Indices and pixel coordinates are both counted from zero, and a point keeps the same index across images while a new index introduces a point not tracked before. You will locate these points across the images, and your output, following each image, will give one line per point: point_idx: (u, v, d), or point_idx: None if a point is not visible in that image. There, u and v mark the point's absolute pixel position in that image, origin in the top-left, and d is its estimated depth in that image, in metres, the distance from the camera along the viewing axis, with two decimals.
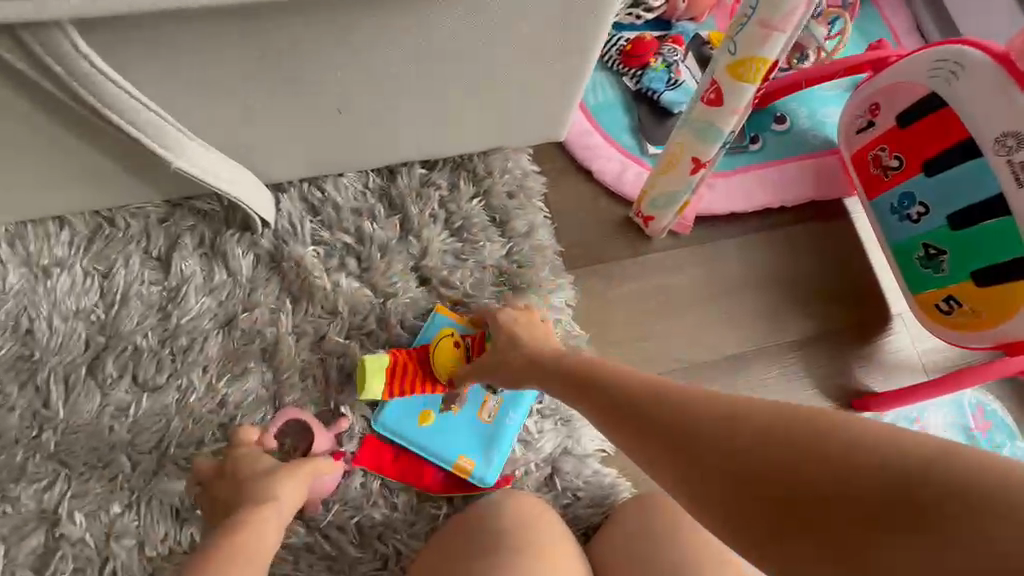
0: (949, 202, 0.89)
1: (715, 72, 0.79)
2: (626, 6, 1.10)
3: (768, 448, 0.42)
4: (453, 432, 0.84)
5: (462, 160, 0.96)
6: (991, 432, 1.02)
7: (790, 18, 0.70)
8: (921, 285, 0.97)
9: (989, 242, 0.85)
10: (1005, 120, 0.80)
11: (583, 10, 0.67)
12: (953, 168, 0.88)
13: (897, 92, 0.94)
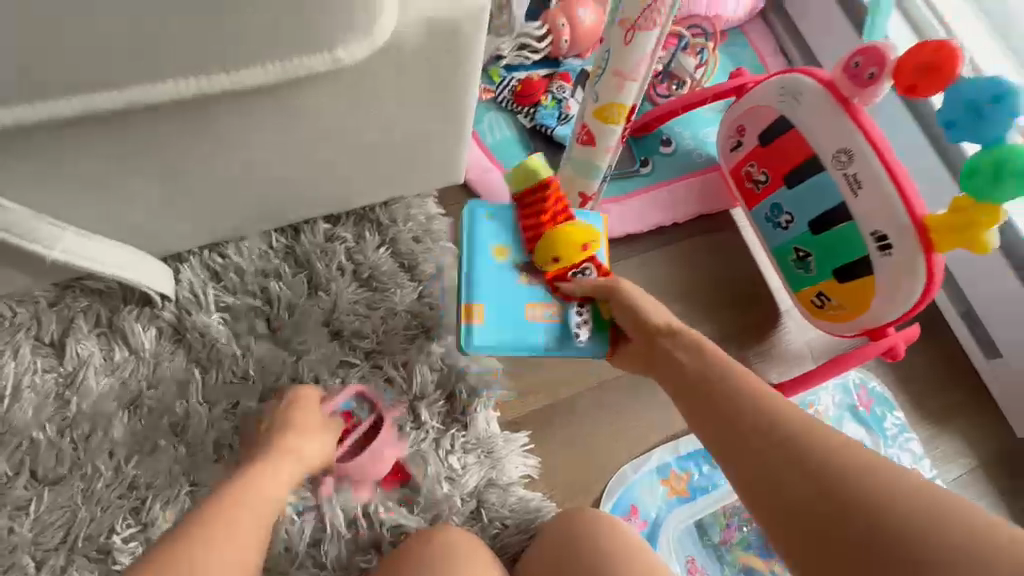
0: (807, 210, 0.99)
1: (584, 116, 0.86)
2: (519, 48, 1.17)
3: (852, 491, 0.55)
4: (507, 289, 0.87)
5: (367, 211, 0.98)
6: (873, 407, 1.14)
7: (638, 69, 0.78)
8: (797, 285, 1.06)
9: (842, 244, 0.95)
10: (836, 139, 0.92)
11: (446, 83, 0.69)
12: (806, 180, 0.98)
13: (756, 115, 1.05)
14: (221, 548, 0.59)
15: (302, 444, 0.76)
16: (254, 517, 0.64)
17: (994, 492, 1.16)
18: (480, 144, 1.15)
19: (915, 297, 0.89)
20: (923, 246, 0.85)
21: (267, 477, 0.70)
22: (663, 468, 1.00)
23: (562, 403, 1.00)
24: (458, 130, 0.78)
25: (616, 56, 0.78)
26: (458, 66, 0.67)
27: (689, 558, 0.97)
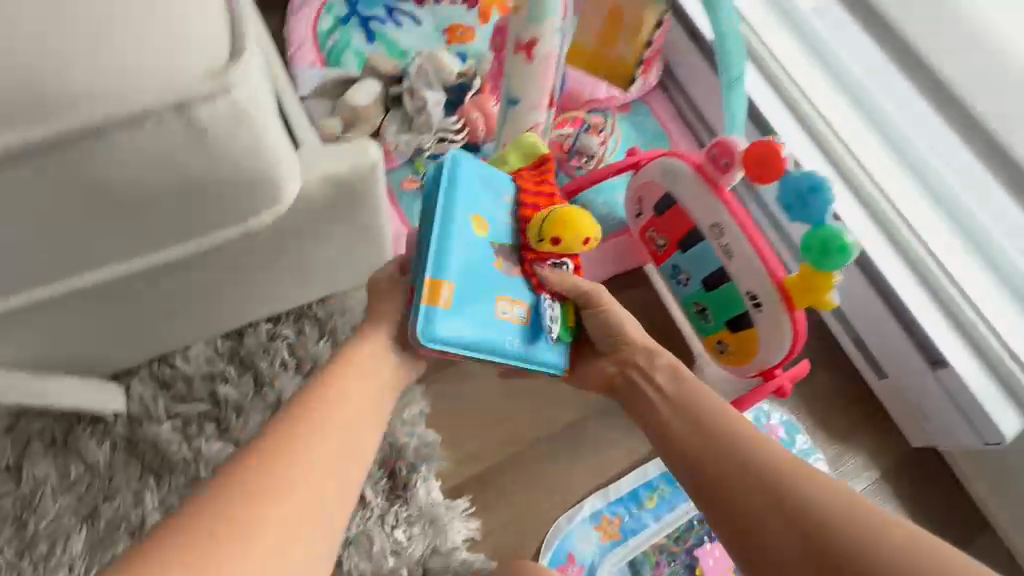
0: (699, 271, 1.13)
1: None
2: (441, 141, 1.30)
3: (813, 512, 0.63)
4: (480, 264, 0.79)
5: (305, 308, 1.08)
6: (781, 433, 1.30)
7: None
8: (701, 334, 1.19)
9: (730, 300, 1.09)
10: (710, 214, 1.07)
11: (353, 218, 0.80)
12: (694, 246, 1.12)
13: (648, 189, 1.19)
14: (304, 448, 0.69)
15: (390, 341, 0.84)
16: (342, 416, 0.74)
17: (897, 499, 1.29)
18: (409, 229, 1.27)
19: (787, 345, 1.03)
20: (785, 303, 1.00)
21: (353, 378, 0.79)
22: (595, 515, 1.11)
23: (496, 465, 1.11)
24: (379, 243, 0.89)
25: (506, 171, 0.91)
26: (364, 204, 0.78)
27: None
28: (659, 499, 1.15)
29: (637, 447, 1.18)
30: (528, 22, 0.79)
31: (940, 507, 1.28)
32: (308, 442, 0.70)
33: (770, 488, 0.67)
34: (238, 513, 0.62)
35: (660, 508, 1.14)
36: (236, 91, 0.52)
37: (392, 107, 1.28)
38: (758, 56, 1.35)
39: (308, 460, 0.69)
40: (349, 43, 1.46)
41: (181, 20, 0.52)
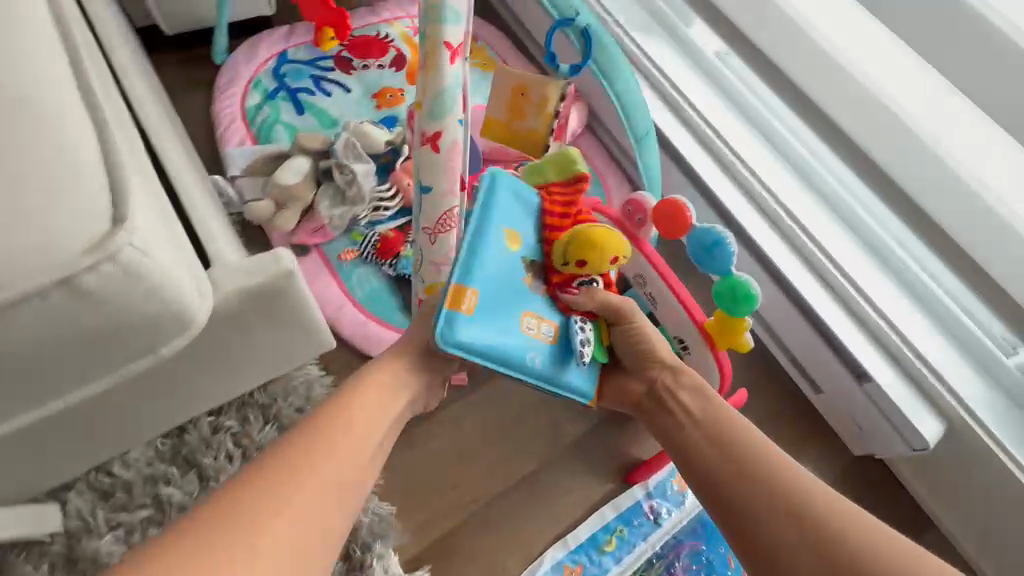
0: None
1: (418, 292, 1.01)
2: (376, 208, 1.33)
3: (819, 517, 0.68)
4: (508, 281, 0.85)
5: (248, 396, 1.08)
6: None
7: (447, 257, 0.94)
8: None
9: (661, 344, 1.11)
10: (632, 264, 1.11)
11: (278, 321, 0.81)
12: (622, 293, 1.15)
13: None
14: (321, 461, 0.72)
15: (431, 353, 0.91)
16: (360, 428, 0.78)
17: None
18: (351, 299, 1.28)
19: (719, 381, 1.06)
20: (709, 345, 1.04)
21: (372, 392, 0.83)
22: (557, 567, 1.13)
23: (454, 528, 1.12)
24: (317, 339, 0.90)
25: (427, 250, 0.94)
26: (290, 309, 0.80)
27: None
28: (618, 542, 1.17)
29: (592, 492, 1.21)
30: (431, 118, 0.84)
31: (886, 512, 1.34)
32: (333, 449, 0.74)
33: (778, 494, 0.71)
34: (245, 509, 0.64)
35: (620, 550, 1.17)
36: (136, 240, 0.55)
37: (323, 181, 1.31)
38: (678, 106, 1.46)
39: (323, 472, 0.71)
40: (278, 117, 1.48)
41: (60, 209, 0.56)
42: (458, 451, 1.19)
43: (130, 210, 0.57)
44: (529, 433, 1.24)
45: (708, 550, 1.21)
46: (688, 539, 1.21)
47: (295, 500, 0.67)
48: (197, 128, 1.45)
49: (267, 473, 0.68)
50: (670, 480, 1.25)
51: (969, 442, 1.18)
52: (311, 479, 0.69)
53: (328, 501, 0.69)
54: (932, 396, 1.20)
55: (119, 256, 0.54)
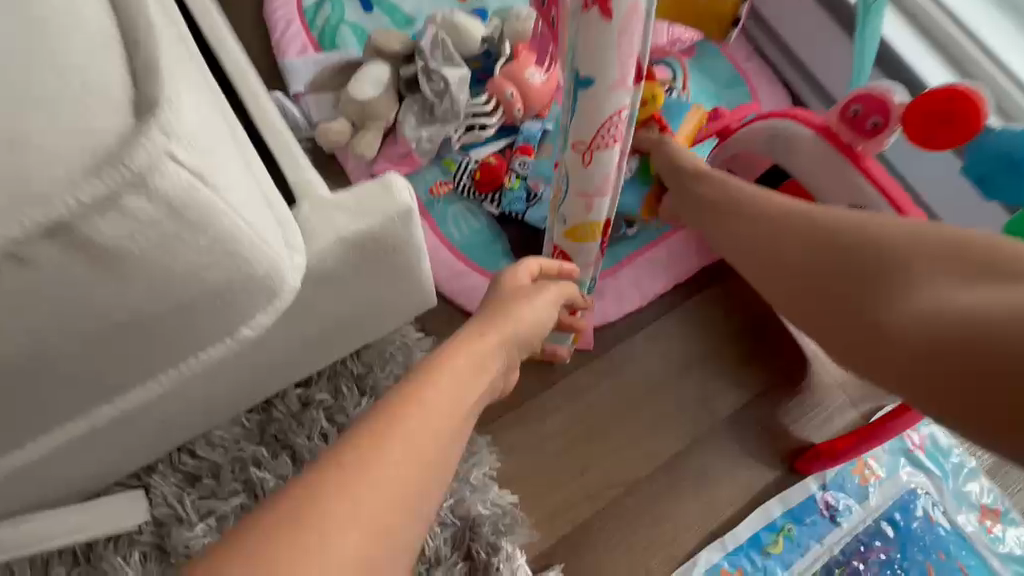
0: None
1: (556, 238, 0.77)
2: (471, 129, 1.05)
3: (875, 261, 0.58)
4: None
5: (340, 364, 0.89)
6: (929, 451, 1.03)
7: (604, 185, 0.67)
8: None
9: None
10: (844, 195, 0.80)
11: (382, 279, 0.59)
12: None
13: (744, 164, 0.93)
14: (404, 433, 0.47)
15: (525, 306, 0.68)
16: (450, 395, 0.53)
17: None
18: (448, 243, 1.04)
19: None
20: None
21: (468, 349, 0.59)
22: (713, 570, 0.92)
23: (589, 521, 0.92)
24: (423, 297, 0.70)
25: (576, 177, 0.67)
26: (401, 261, 0.57)
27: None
28: (787, 543, 0.95)
29: (752, 480, 0.98)
30: None
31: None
32: (423, 419, 0.49)
33: (826, 255, 0.63)
34: (326, 504, 0.40)
35: (789, 554, 0.94)
36: (179, 147, 0.37)
37: (405, 93, 1.04)
38: None
39: (410, 453, 0.46)
40: (343, 17, 1.19)
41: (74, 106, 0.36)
42: (586, 429, 0.98)
43: (164, 96, 0.38)
44: (670, 408, 1.00)
45: (902, 558, 0.96)
46: (875, 543, 0.96)
47: (383, 491, 0.43)
48: (248, 34, 1.19)
49: (342, 459, 0.44)
50: (849, 469, 1.00)
51: None
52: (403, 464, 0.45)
53: (414, 492, 0.45)
54: None
55: (155, 174, 0.36)
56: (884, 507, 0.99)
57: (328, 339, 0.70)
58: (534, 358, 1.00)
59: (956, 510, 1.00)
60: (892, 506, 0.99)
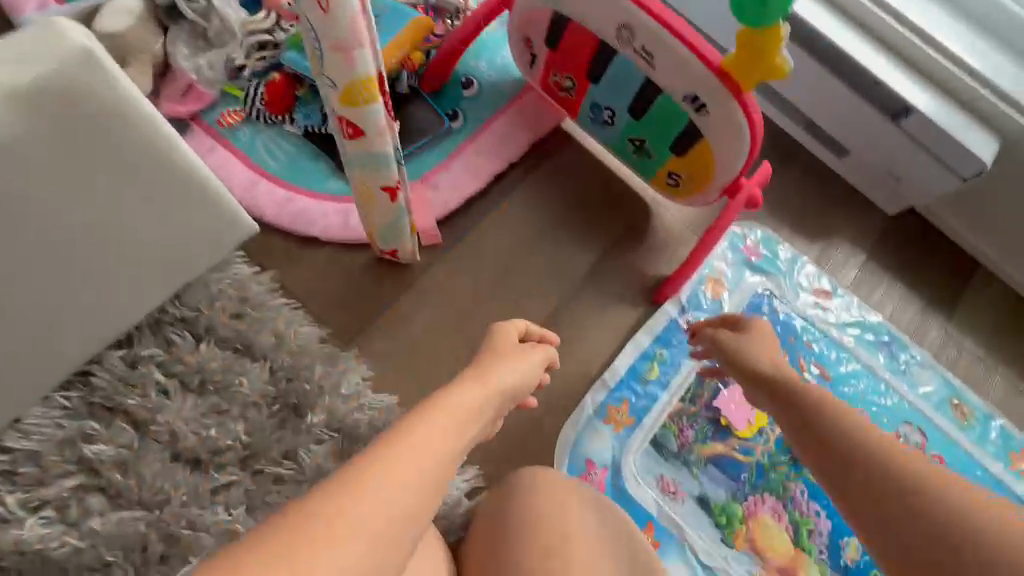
0: (622, 99, 0.92)
1: (334, 109, 0.72)
2: (256, 50, 0.99)
3: None
4: None
5: (161, 313, 0.83)
6: (763, 253, 1.14)
7: (359, 31, 0.64)
8: (649, 173, 1.01)
9: (662, 120, 0.89)
10: (609, 19, 0.84)
11: (118, 156, 0.63)
12: (608, 68, 0.90)
13: (533, 21, 0.94)
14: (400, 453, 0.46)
15: (520, 358, 0.73)
16: (449, 429, 0.53)
17: (906, 273, 1.16)
18: (262, 174, 0.98)
19: (747, 144, 0.83)
20: (734, 92, 0.79)
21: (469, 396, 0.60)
22: (602, 410, 0.97)
23: None
24: (216, 205, 0.73)
25: (324, 27, 0.63)
26: (126, 132, 0.62)
27: (661, 477, 0.95)
28: (661, 367, 1.01)
29: (619, 322, 1.03)
30: None
31: (950, 271, 1.17)
32: (432, 450, 0.49)
33: None
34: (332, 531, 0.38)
35: (666, 376, 1.01)
36: None
37: (169, 24, 0.95)
38: None
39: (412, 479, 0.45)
40: None
41: None
42: (453, 318, 0.98)
43: None
44: (530, 278, 1.03)
45: None
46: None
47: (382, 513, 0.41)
48: None
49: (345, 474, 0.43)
50: (701, 288, 1.09)
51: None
52: (399, 492, 0.43)
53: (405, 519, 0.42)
54: (985, 115, 1.01)
55: None
56: (737, 312, 1.09)
57: (106, 246, 0.67)
58: (384, 264, 0.98)
59: (798, 301, 1.12)
60: (744, 309, 1.09)
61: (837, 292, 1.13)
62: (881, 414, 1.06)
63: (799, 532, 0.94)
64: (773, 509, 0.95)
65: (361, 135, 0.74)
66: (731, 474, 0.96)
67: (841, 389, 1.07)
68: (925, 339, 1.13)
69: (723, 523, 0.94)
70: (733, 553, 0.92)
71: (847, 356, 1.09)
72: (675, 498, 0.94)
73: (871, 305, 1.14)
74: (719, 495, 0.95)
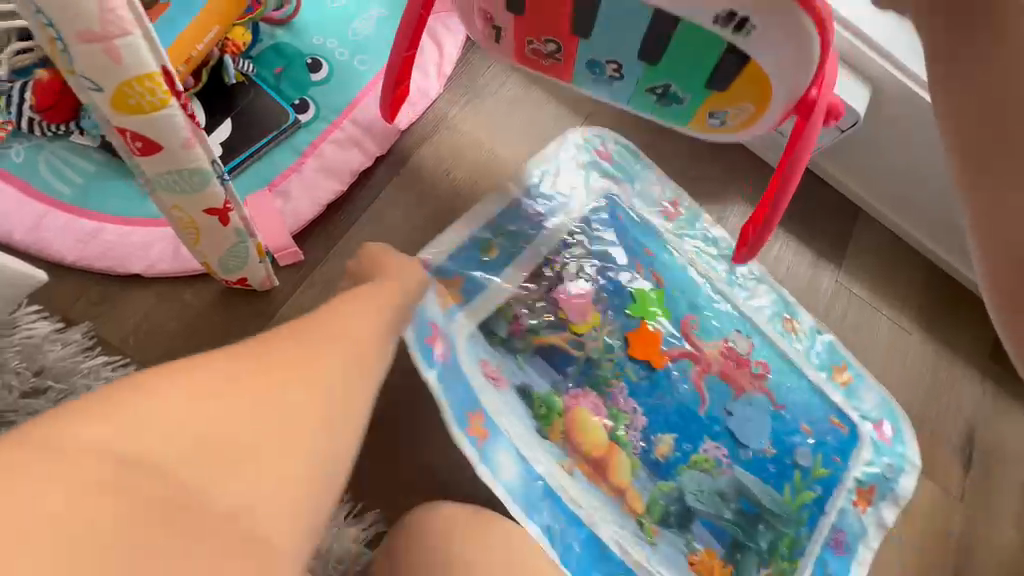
0: (623, 49, 0.62)
1: (110, 118, 0.55)
2: (14, 39, 0.77)
3: None
4: None
5: None
6: (615, 158, 1.00)
7: (114, 16, 0.47)
8: (683, 119, 0.73)
9: (685, 56, 0.60)
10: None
11: None
12: (600, 18, 0.59)
13: None
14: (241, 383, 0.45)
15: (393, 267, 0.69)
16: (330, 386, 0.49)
17: (803, 229, 1.14)
18: (52, 204, 0.77)
19: (815, 54, 0.54)
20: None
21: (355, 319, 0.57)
22: (421, 331, 0.86)
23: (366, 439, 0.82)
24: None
25: (57, 11, 0.46)
26: None
27: (483, 359, 0.88)
28: (497, 255, 0.93)
29: None
30: None
31: (845, 220, 1.16)
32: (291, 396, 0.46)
33: None
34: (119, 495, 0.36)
35: (472, 290, 0.91)
36: None
37: None
38: None
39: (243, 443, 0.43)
40: None
41: None
42: None
43: None
44: None
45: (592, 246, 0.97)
46: (563, 252, 0.96)
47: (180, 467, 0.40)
48: None
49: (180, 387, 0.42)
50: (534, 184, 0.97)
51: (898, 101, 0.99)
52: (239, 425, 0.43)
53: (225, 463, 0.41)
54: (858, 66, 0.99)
55: None
56: (575, 224, 0.97)
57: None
58: (235, 295, 0.82)
59: (640, 205, 0.99)
60: (591, 210, 0.98)
61: (688, 209, 1.00)
62: (710, 318, 0.97)
63: (616, 422, 0.90)
64: (594, 404, 0.90)
65: (156, 150, 0.57)
66: (557, 365, 0.90)
67: (675, 293, 0.97)
68: (817, 291, 1.11)
69: (540, 414, 0.88)
70: (545, 444, 0.87)
71: (677, 259, 0.98)
72: (497, 385, 0.87)
73: (713, 219, 1.01)
74: (542, 386, 0.89)
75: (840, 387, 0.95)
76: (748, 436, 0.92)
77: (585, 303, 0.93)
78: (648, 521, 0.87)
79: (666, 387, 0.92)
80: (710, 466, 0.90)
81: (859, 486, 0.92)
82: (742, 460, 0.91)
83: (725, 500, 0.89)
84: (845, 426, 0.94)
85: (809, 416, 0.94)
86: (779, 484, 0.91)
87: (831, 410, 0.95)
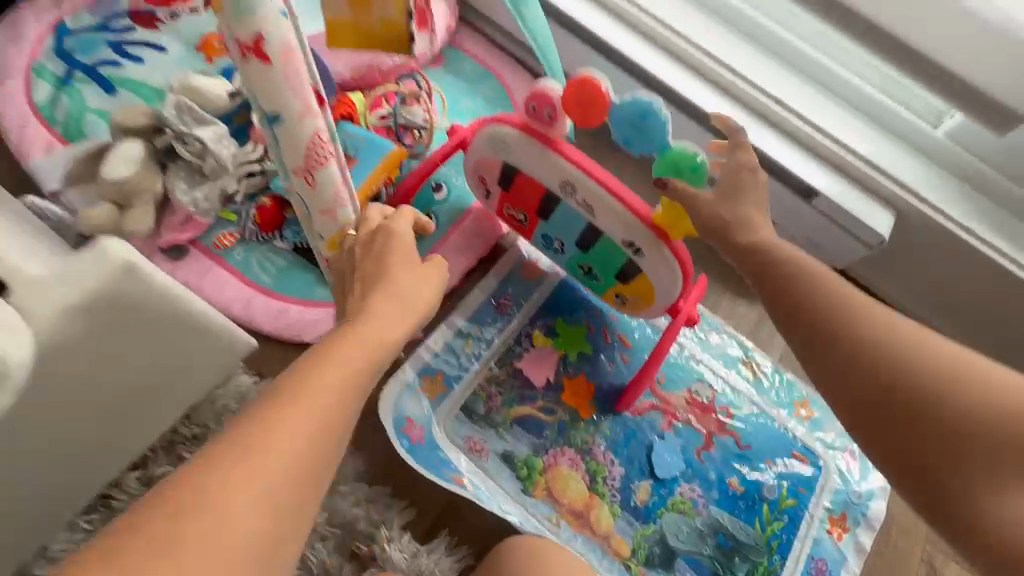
0: (568, 236, 1.01)
1: (323, 249, 0.85)
2: (247, 178, 1.09)
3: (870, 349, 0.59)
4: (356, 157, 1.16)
5: (172, 432, 0.96)
6: None
7: (339, 198, 0.78)
8: (599, 292, 1.10)
9: (606, 257, 0.99)
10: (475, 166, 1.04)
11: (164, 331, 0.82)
12: (554, 211, 0.99)
13: (484, 168, 1.03)
14: (271, 463, 0.47)
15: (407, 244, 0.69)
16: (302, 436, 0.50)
17: None
18: (258, 290, 1.08)
19: (678, 272, 0.93)
20: (662, 238, 0.89)
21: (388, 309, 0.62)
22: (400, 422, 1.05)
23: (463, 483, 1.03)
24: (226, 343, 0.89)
25: (311, 197, 0.77)
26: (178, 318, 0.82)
27: (467, 441, 1.07)
28: (477, 342, 1.15)
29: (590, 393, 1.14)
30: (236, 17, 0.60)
31: None
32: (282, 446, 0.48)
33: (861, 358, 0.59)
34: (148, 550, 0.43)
35: (478, 349, 1.14)
36: None
37: (167, 162, 1.07)
38: None
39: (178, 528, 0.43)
40: (84, 105, 1.19)
41: None
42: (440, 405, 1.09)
43: None
44: (504, 361, 1.14)
45: (572, 315, 1.19)
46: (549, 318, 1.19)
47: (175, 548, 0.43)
48: None
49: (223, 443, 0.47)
50: (518, 272, 1.22)
51: (918, 224, 1.17)
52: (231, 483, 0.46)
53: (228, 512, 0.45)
54: (880, 194, 1.18)
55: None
56: (543, 298, 1.20)
57: (118, 377, 0.82)
58: None
59: None
60: (558, 288, 1.21)
61: None
62: (676, 375, 1.19)
63: (594, 479, 1.07)
64: (571, 460, 1.08)
65: None
66: (534, 432, 1.09)
67: (639, 353, 1.17)
68: None
69: (524, 475, 1.06)
70: (531, 501, 1.05)
71: (650, 329, 1.19)
72: (480, 456, 1.06)
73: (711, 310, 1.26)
74: (522, 450, 1.08)
75: (804, 423, 1.18)
76: (719, 481, 1.11)
77: (552, 367, 1.14)
78: (633, 562, 1.04)
79: (638, 437, 1.11)
80: (686, 508, 1.08)
81: (830, 515, 1.12)
82: (714, 499, 1.09)
83: (703, 537, 1.07)
84: (810, 462, 1.15)
85: (773, 455, 1.15)
86: (749, 518, 1.09)
87: (798, 446, 1.16)
